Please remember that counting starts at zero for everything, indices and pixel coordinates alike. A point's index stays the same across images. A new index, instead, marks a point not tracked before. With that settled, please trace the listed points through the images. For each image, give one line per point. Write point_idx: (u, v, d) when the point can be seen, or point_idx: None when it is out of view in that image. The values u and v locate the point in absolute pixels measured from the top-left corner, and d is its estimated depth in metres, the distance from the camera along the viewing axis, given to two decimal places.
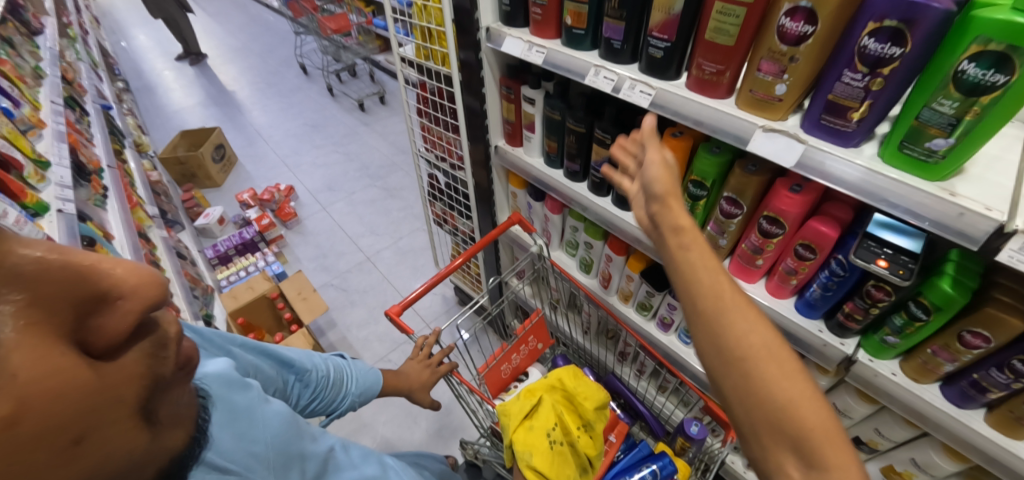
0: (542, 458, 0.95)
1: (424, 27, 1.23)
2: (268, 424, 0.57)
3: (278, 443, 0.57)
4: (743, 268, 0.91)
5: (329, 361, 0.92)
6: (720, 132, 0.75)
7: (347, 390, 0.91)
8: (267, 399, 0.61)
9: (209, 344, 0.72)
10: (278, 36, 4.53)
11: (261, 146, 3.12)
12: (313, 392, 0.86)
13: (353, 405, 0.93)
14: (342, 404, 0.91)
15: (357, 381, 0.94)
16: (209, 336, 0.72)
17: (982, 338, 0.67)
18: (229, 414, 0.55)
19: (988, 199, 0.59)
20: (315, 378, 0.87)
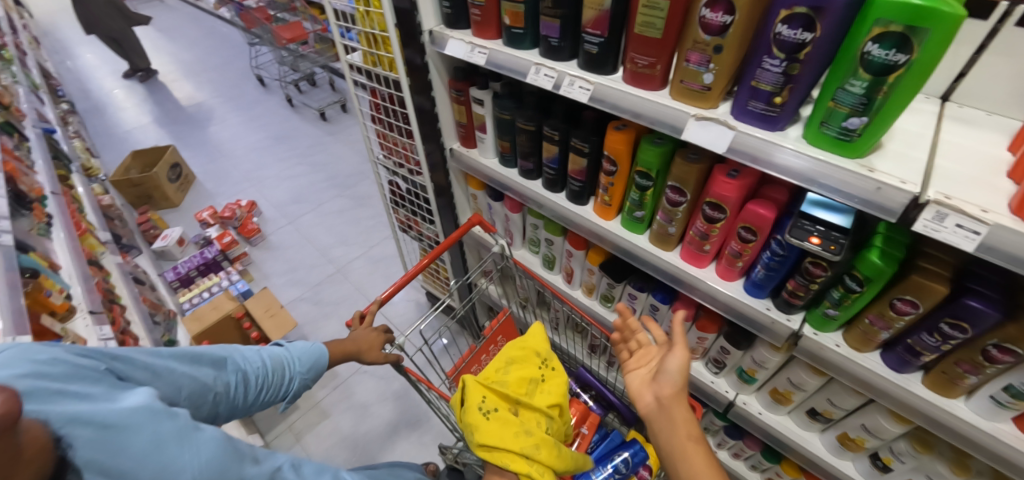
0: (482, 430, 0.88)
1: (369, 33, 1.22)
2: (198, 451, 0.55)
3: (211, 469, 0.54)
4: (693, 254, 0.93)
5: (269, 355, 0.92)
6: (657, 123, 0.77)
7: (292, 372, 0.94)
8: (199, 425, 0.57)
9: (133, 365, 0.68)
10: (233, 48, 4.40)
11: (221, 161, 3.02)
12: (259, 386, 0.86)
13: (302, 383, 0.97)
14: (291, 387, 0.94)
15: (299, 361, 0.97)
16: (132, 356, 0.68)
17: (911, 304, 0.71)
18: (153, 448, 0.53)
19: (902, 173, 0.62)
20: (257, 374, 0.87)
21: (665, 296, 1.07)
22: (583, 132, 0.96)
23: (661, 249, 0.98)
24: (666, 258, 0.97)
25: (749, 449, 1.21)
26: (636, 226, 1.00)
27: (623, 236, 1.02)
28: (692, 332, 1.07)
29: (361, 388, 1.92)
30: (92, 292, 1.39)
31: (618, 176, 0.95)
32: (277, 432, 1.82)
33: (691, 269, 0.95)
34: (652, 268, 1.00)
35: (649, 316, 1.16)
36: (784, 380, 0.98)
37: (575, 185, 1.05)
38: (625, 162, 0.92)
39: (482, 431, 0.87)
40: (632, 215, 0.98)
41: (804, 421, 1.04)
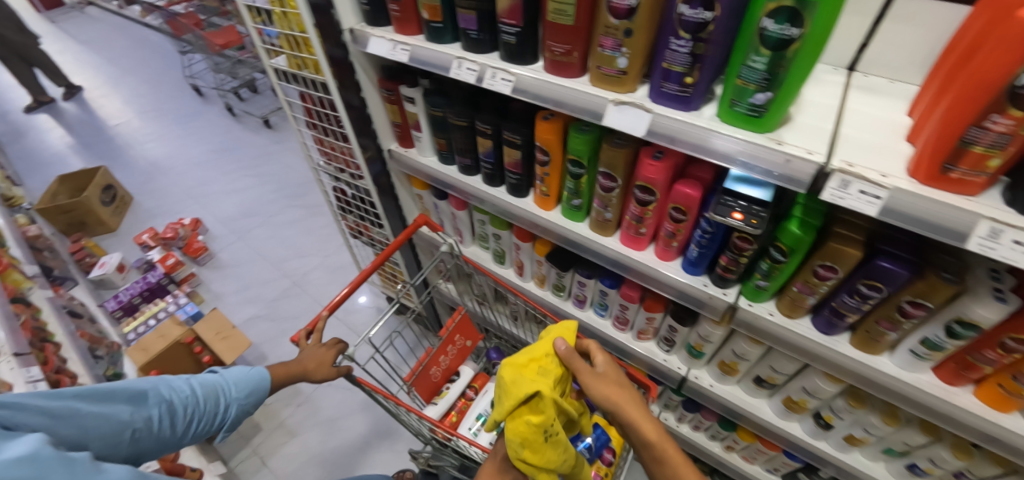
0: (535, 450, 0.76)
1: (290, 36, 1.16)
2: None
3: None
4: (631, 237, 0.94)
5: (201, 383, 0.90)
6: (578, 110, 0.76)
7: (228, 399, 0.92)
8: (101, 467, 0.58)
9: (25, 411, 0.64)
10: (166, 57, 4.15)
11: (160, 179, 2.85)
12: (189, 416, 0.84)
13: (242, 410, 0.95)
14: (228, 414, 0.93)
15: (236, 387, 0.95)
16: (25, 402, 0.65)
17: (831, 269, 0.73)
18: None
19: (809, 143, 0.63)
20: (186, 404, 0.85)
21: (613, 281, 1.08)
22: (514, 124, 0.94)
23: (601, 235, 0.99)
24: (606, 243, 0.98)
25: (706, 421, 1.25)
26: (575, 214, 1.00)
27: (564, 226, 1.02)
28: (641, 313, 1.08)
29: (327, 402, 1.87)
30: (14, 333, 1.28)
31: (551, 166, 0.94)
32: (241, 457, 1.75)
33: (631, 252, 0.96)
34: (595, 255, 1.00)
35: (599, 302, 1.16)
36: (729, 353, 1.01)
37: (513, 178, 1.04)
38: (557, 151, 0.92)
39: (534, 452, 0.76)
40: (570, 203, 0.98)
41: (751, 388, 1.07)
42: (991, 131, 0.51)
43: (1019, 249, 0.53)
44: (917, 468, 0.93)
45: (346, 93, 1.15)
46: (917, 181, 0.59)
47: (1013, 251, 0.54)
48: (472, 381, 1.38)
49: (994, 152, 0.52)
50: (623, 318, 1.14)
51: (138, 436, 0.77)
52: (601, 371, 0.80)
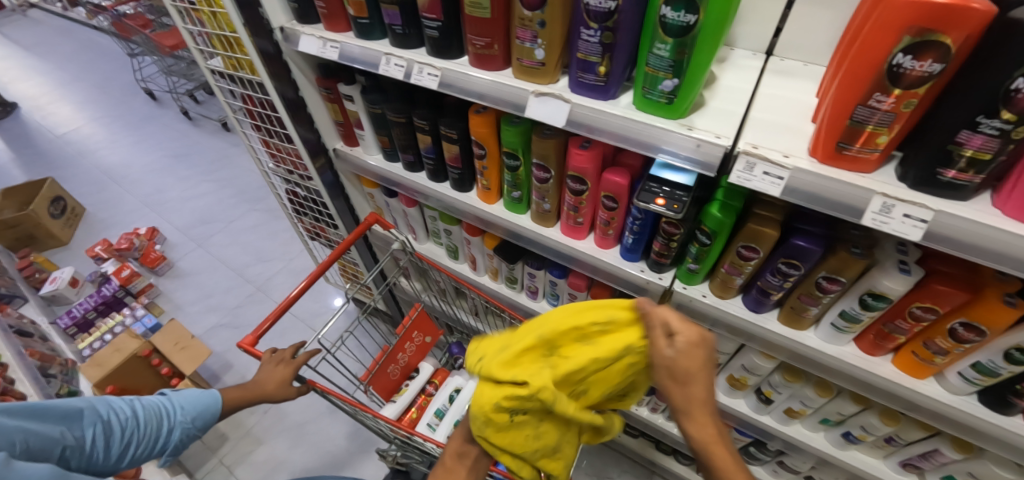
0: (499, 428, 0.64)
1: (222, 36, 1.12)
2: None
3: None
4: (570, 227, 0.95)
5: (145, 404, 0.91)
6: (502, 103, 0.76)
7: (172, 422, 0.93)
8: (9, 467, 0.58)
9: None
10: (115, 60, 3.98)
11: (113, 188, 2.74)
12: (125, 437, 0.85)
13: (186, 434, 0.96)
14: (171, 437, 0.93)
15: (183, 410, 0.96)
16: None
17: (753, 250, 0.75)
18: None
19: (718, 128, 0.65)
20: (125, 424, 0.86)
21: (560, 272, 1.09)
22: (449, 119, 0.94)
23: (543, 226, 1.00)
24: (548, 234, 0.99)
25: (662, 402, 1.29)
26: (517, 206, 1.01)
27: (507, 219, 1.02)
28: (589, 301, 1.10)
29: (295, 408, 1.85)
30: None
31: (489, 159, 0.95)
32: (208, 469, 1.72)
33: (571, 242, 0.97)
34: (538, 246, 1.01)
35: (551, 292, 1.18)
36: None
37: (455, 173, 1.04)
38: (492, 144, 0.92)
39: (496, 431, 0.65)
40: (511, 196, 0.99)
41: None
42: (876, 109, 0.53)
43: (908, 222, 0.56)
44: (851, 436, 0.97)
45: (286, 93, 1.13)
46: (816, 158, 0.60)
47: (903, 225, 0.56)
48: (432, 377, 1.37)
49: (880, 129, 0.54)
50: None
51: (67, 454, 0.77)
52: (674, 358, 0.54)
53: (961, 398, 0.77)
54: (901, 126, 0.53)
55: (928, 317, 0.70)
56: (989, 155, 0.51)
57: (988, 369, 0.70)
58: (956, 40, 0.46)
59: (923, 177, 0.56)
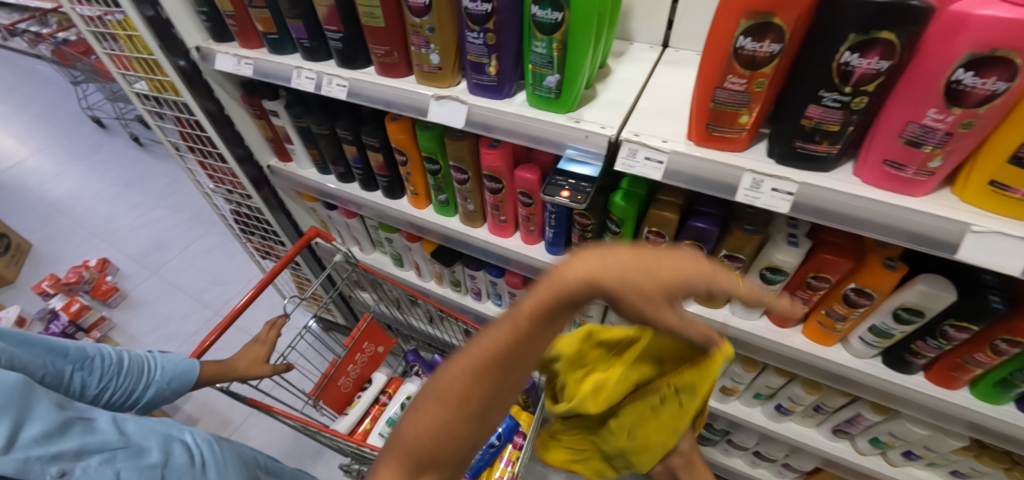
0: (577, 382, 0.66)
1: (141, 59, 1.11)
2: None
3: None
4: (496, 226, 0.97)
5: (129, 355, 0.87)
6: (406, 108, 0.78)
7: (147, 377, 0.87)
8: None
9: None
10: (60, 90, 3.86)
11: (61, 221, 2.65)
12: (101, 379, 0.80)
13: (162, 394, 0.89)
14: (144, 393, 0.86)
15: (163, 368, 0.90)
16: None
17: (659, 234, 0.78)
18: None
19: (605, 119, 0.68)
20: (102, 365, 0.82)
21: (497, 270, 1.12)
22: (369, 128, 0.95)
23: (472, 227, 1.01)
24: (476, 235, 1.00)
25: None
26: (446, 209, 1.02)
27: (438, 222, 1.04)
28: None
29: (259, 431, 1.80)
30: None
31: (411, 165, 0.96)
32: None
33: (499, 240, 0.99)
34: (469, 246, 1.03)
35: (494, 293, 1.20)
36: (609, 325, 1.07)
37: (383, 180, 1.05)
38: (412, 150, 0.93)
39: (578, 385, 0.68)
40: (438, 199, 1.00)
41: None
42: (731, 91, 0.56)
43: (777, 196, 0.59)
44: (782, 407, 1.01)
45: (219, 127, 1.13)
46: (693, 142, 0.63)
47: (773, 198, 0.59)
48: (386, 386, 1.37)
49: (739, 110, 0.57)
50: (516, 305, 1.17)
51: (45, 381, 0.73)
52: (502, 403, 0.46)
53: (866, 361, 0.81)
54: (758, 105, 0.56)
55: (824, 286, 0.74)
56: (838, 127, 0.54)
57: (883, 331, 0.74)
58: (787, 20, 0.49)
59: (788, 153, 0.59)
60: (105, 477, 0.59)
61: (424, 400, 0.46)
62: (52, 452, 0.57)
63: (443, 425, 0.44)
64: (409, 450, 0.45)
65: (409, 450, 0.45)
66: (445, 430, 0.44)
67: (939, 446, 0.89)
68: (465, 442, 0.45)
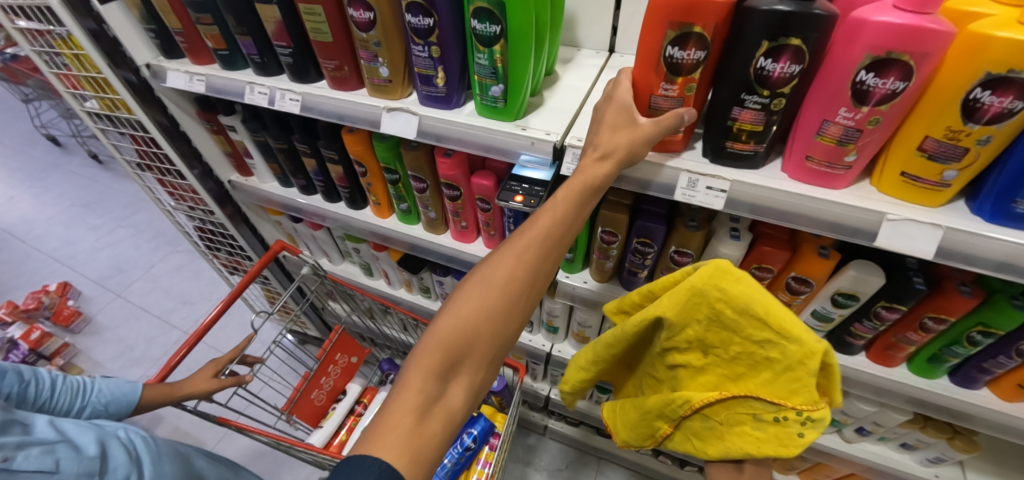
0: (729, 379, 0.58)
1: (89, 77, 1.08)
2: None
3: None
4: (459, 232, 0.98)
5: (69, 378, 0.89)
6: (359, 121, 0.79)
7: (87, 400, 0.89)
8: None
9: None
10: (11, 108, 3.70)
11: (16, 246, 2.54)
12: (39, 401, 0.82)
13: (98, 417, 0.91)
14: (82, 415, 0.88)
15: (102, 391, 0.93)
16: None
17: (611, 234, 0.81)
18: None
19: (550, 125, 0.70)
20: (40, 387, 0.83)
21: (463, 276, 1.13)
22: (326, 141, 0.96)
23: (435, 234, 1.03)
24: (439, 241, 1.02)
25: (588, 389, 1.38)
26: (409, 217, 1.03)
27: (402, 231, 1.05)
28: None
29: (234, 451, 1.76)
30: None
31: (371, 176, 0.97)
32: None
33: (462, 246, 1.00)
34: (433, 253, 1.04)
35: None
36: (575, 323, 1.10)
37: (345, 192, 1.05)
38: (371, 161, 0.94)
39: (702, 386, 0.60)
40: (400, 208, 1.01)
41: None
42: (665, 98, 0.59)
43: (711, 193, 0.62)
44: None
45: (177, 144, 1.11)
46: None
47: (708, 196, 0.63)
48: (361, 397, 1.37)
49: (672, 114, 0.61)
50: None
51: None
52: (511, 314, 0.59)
53: None
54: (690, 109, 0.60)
55: (767, 276, 0.78)
56: (759, 127, 0.58)
57: (824, 315, 0.78)
58: (706, 27, 0.53)
59: (718, 152, 0.63)
60: (44, 464, 0.68)
61: (466, 291, 0.55)
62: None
63: (487, 310, 0.54)
64: (446, 344, 0.53)
65: (446, 341, 0.53)
66: (487, 316, 0.54)
67: (885, 421, 0.94)
68: (500, 331, 0.55)
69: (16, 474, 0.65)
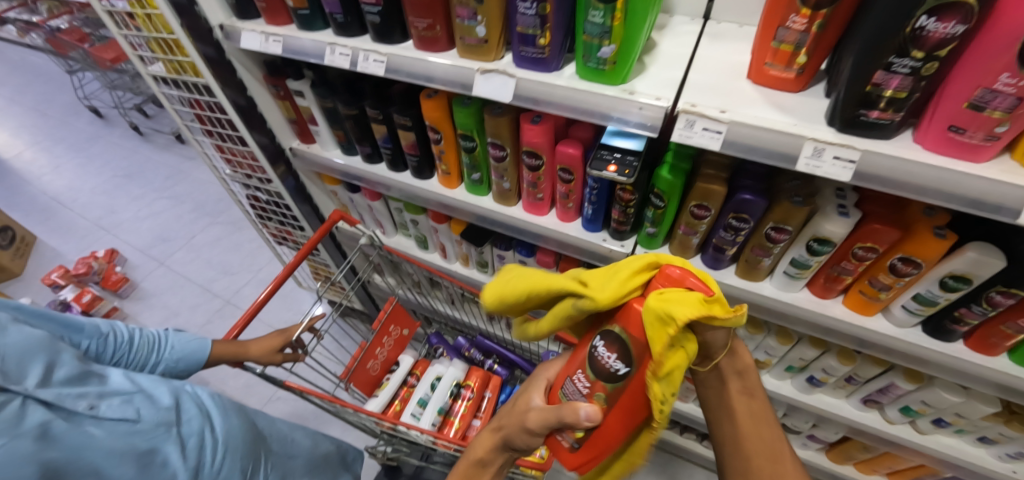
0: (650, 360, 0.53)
1: (159, 38, 1.07)
2: (8, 340, 0.64)
3: (23, 348, 0.64)
4: (532, 204, 0.97)
5: (143, 331, 0.87)
6: (450, 83, 0.76)
7: (161, 357, 0.87)
8: (5, 329, 0.65)
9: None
10: (53, 80, 3.76)
11: (63, 213, 2.59)
12: (113, 356, 0.81)
13: (173, 372, 0.89)
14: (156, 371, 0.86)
15: (176, 346, 0.89)
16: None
17: (704, 208, 0.78)
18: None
19: (659, 90, 0.67)
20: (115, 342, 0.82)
21: (527, 250, 1.11)
22: (400, 107, 0.94)
23: (506, 206, 1.01)
24: (511, 213, 1.00)
25: None
26: (478, 188, 1.02)
27: (470, 201, 1.03)
28: (559, 277, 1.13)
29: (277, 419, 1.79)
30: None
31: (445, 143, 0.95)
32: None
33: (534, 219, 0.99)
34: (503, 226, 1.02)
35: None
36: None
37: (413, 160, 1.04)
38: (447, 128, 0.92)
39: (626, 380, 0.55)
40: (471, 178, 1.00)
41: None
42: (794, 30, 0.60)
43: (838, 164, 0.59)
44: (813, 379, 1.03)
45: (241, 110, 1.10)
46: (752, 80, 0.69)
47: (834, 167, 0.59)
48: (413, 368, 1.38)
49: (799, 50, 0.62)
50: None
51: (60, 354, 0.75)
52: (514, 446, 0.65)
53: (906, 330, 0.81)
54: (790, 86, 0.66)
55: (870, 256, 0.74)
56: (903, 93, 0.55)
57: (927, 299, 0.75)
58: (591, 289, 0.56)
59: (849, 122, 0.60)
60: (127, 412, 0.68)
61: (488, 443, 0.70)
62: (78, 391, 0.66)
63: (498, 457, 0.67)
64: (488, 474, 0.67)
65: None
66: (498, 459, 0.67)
67: (970, 413, 0.90)
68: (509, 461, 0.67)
69: (102, 421, 0.66)
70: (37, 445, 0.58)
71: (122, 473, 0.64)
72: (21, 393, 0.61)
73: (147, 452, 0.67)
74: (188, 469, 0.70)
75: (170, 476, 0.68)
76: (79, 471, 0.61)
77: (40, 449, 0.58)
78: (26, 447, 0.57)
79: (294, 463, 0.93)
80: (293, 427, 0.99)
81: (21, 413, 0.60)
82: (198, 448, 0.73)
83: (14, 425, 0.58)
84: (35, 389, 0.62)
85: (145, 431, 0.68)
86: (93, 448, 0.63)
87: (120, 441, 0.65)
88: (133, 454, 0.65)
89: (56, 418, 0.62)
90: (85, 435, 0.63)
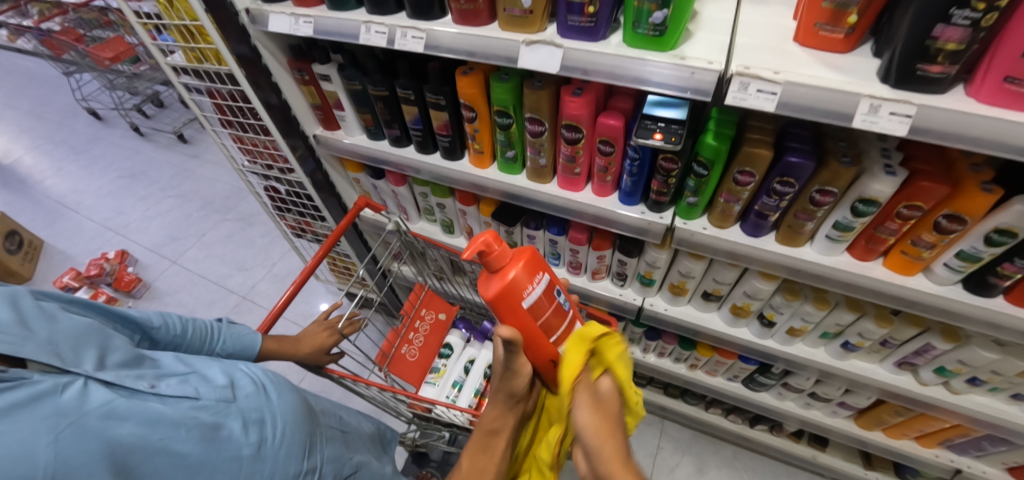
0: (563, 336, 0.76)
1: (180, 26, 1.05)
2: (63, 329, 0.59)
3: (76, 336, 0.60)
4: (568, 180, 0.97)
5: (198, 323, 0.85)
6: (494, 57, 0.76)
7: (212, 349, 0.85)
8: (54, 316, 0.60)
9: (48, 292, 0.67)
10: (48, 83, 3.71)
11: (69, 217, 2.55)
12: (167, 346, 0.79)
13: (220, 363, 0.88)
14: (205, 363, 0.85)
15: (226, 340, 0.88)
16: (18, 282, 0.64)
17: (748, 175, 0.78)
18: (21, 327, 0.56)
19: (709, 55, 0.67)
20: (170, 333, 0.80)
21: (560, 229, 1.13)
22: (434, 86, 0.94)
23: (540, 184, 1.01)
24: (546, 191, 1.00)
25: (669, 345, 1.39)
26: (512, 167, 1.02)
27: (503, 180, 1.03)
28: (591, 254, 1.14)
29: None
30: None
31: (480, 121, 0.95)
32: None
33: (570, 195, 0.99)
34: (537, 204, 1.02)
35: (552, 252, 1.23)
36: (676, 273, 1.10)
37: (444, 141, 1.03)
38: (482, 105, 0.92)
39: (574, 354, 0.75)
40: (505, 156, 1.00)
41: (701, 304, 1.17)
42: None
43: (896, 119, 0.59)
44: (849, 344, 1.04)
45: (263, 95, 1.08)
46: (799, 43, 0.69)
47: (892, 122, 0.60)
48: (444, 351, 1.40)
49: (849, 10, 0.62)
50: (576, 262, 1.20)
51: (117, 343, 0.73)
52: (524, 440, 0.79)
53: (947, 288, 0.82)
54: (841, 48, 0.66)
55: (916, 215, 0.74)
56: (960, 46, 0.55)
57: (971, 255, 0.75)
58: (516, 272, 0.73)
59: (904, 77, 0.60)
60: (186, 391, 0.64)
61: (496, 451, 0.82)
62: (136, 373, 0.62)
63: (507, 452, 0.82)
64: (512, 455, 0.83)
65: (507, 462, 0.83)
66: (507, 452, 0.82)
67: (1006, 370, 0.90)
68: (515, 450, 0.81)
69: (163, 399, 0.62)
70: (102, 424, 0.55)
71: (191, 448, 0.61)
72: (81, 374, 0.57)
73: (213, 427, 0.64)
74: (251, 444, 0.67)
75: (236, 450, 0.65)
76: (147, 449, 0.57)
77: (108, 428, 0.55)
78: (91, 427, 0.54)
79: (344, 439, 0.93)
80: (338, 409, 0.99)
81: (84, 392, 0.55)
82: (259, 422, 0.70)
83: (78, 405, 0.54)
84: (94, 371, 0.58)
85: (208, 407, 0.65)
86: (162, 424, 0.59)
87: (187, 416, 0.62)
88: (201, 427, 0.62)
89: (119, 397, 0.57)
90: (151, 410, 0.59)
